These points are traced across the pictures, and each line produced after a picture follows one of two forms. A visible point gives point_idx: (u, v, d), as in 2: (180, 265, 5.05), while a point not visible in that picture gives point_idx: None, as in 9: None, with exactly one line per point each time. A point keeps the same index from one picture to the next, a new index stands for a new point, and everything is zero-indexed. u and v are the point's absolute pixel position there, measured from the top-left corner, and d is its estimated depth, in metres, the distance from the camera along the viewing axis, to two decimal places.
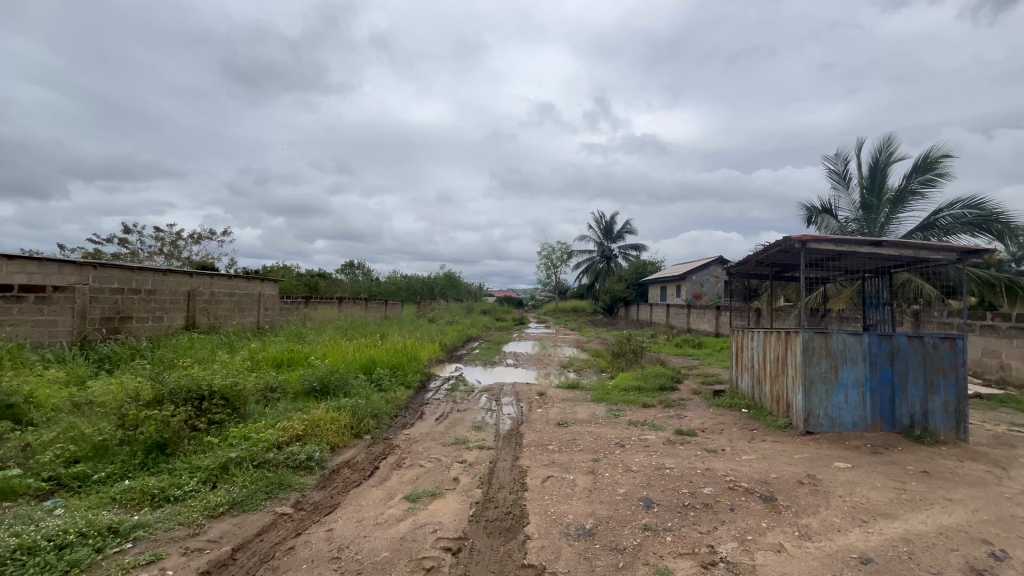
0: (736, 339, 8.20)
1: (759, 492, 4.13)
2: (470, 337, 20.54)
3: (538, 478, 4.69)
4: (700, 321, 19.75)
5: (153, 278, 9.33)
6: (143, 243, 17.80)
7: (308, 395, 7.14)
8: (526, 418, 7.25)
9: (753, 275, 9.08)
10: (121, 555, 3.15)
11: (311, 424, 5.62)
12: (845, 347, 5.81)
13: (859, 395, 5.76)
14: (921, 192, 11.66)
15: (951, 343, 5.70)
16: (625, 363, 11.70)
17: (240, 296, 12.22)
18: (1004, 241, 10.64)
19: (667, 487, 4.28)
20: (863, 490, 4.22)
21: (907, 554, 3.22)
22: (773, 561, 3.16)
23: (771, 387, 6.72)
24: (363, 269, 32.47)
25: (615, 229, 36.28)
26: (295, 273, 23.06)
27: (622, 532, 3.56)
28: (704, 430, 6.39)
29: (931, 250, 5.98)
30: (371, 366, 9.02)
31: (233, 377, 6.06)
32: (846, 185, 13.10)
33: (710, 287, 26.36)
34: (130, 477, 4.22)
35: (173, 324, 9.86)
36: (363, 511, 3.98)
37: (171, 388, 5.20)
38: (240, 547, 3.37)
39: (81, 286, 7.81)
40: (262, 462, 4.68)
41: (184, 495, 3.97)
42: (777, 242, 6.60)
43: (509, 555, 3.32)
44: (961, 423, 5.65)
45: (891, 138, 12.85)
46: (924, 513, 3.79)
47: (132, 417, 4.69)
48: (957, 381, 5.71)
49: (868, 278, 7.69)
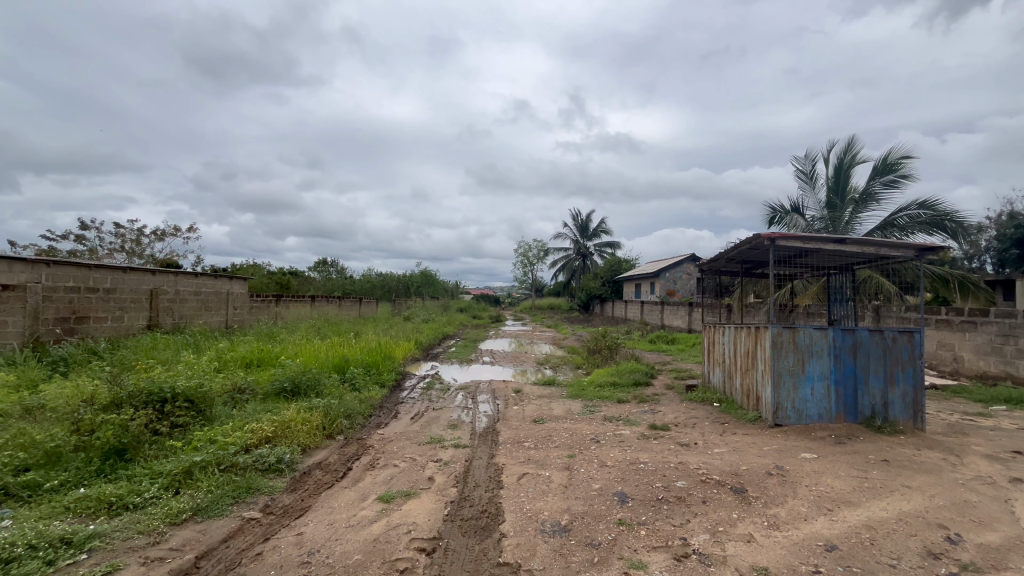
0: (709, 334, 8.33)
1: (730, 484, 4.21)
2: (445, 335, 20.26)
3: (514, 476, 4.67)
4: (673, 317, 20.06)
5: (112, 276, 8.93)
6: (102, 240, 17.05)
7: (278, 396, 6.94)
8: (502, 416, 7.21)
9: (724, 272, 9.25)
10: (75, 568, 3.00)
11: (281, 425, 5.47)
12: (812, 341, 5.97)
13: (824, 388, 5.95)
14: (882, 192, 12.07)
15: (909, 336, 5.94)
16: (600, 359, 11.84)
17: (207, 294, 11.81)
18: (956, 239, 11.20)
19: (641, 481, 4.33)
20: (829, 479, 4.35)
21: (869, 541, 3.33)
22: (744, 552, 3.22)
23: (742, 381, 6.87)
24: (337, 267, 31.88)
25: (591, 226, 36.44)
26: (265, 272, 22.46)
27: (597, 527, 3.57)
28: (677, 425, 6.47)
29: (891, 247, 6.19)
30: (345, 366, 8.81)
31: (197, 378, 5.86)
32: (813, 185, 13.48)
33: (684, 283, 26.92)
34: (86, 485, 4.03)
35: (134, 324, 9.44)
36: (335, 514, 3.89)
37: (130, 391, 4.99)
38: (204, 555, 3.25)
39: (33, 285, 7.40)
40: (229, 465, 4.53)
41: (143, 503, 3.81)
42: (748, 241, 6.75)
43: (485, 554, 3.29)
44: (918, 413, 5.90)
45: (853, 140, 12.53)
46: (885, 501, 3.93)
47: (88, 422, 4.47)
48: (915, 373, 5.94)
49: (834, 274, 7.94)
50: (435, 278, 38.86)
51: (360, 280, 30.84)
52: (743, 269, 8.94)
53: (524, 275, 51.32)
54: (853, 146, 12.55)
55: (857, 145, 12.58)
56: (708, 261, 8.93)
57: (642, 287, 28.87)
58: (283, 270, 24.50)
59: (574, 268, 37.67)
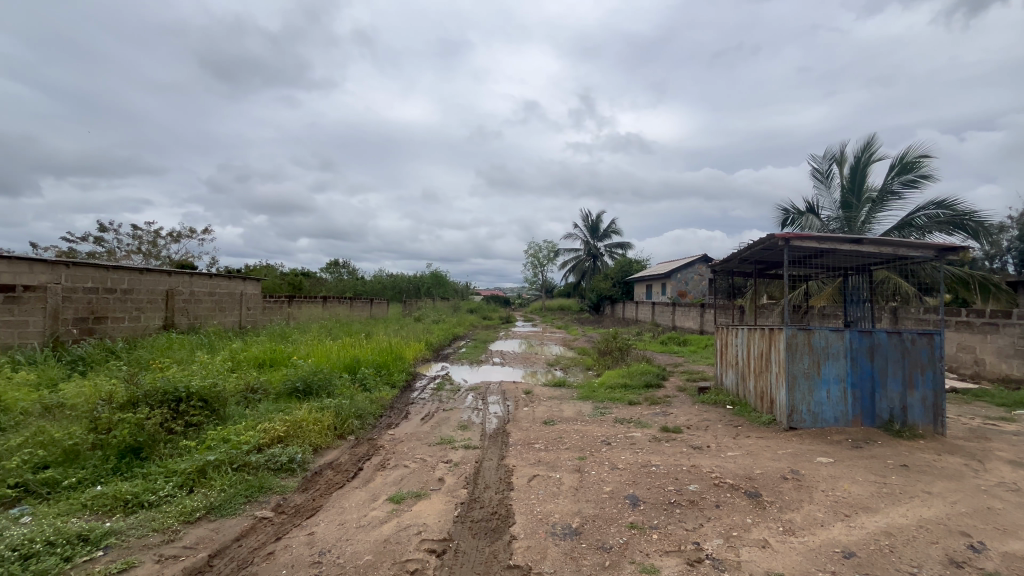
0: (722, 336, 8.23)
1: (744, 488, 4.14)
2: (456, 336, 20.32)
3: (524, 478, 4.65)
4: (685, 318, 19.90)
5: (129, 277, 9.07)
6: (120, 241, 17.36)
7: (290, 396, 7.00)
8: (512, 417, 7.19)
9: (737, 273, 9.14)
10: (91, 564, 3.04)
11: (293, 425, 5.50)
12: (827, 343, 5.87)
13: (841, 391, 5.85)
14: (900, 192, 11.84)
15: (929, 338, 5.81)
16: (611, 361, 11.76)
17: (221, 295, 11.96)
18: (978, 239, 10.94)
19: (653, 485, 4.28)
20: (845, 484, 4.26)
21: (888, 548, 3.25)
22: (758, 558, 3.16)
23: (756, 384, 6.77)
24: (349, 269, 32.14)
25: (602, 227, 36.31)
26: (278, 273, 22.71)
27: (608, 531, 3.54)
28: (689, 427, 6.40)
29: (909, 247, 6.06)
30: (356, 366, 8.86)
31: (211, 378, 5.93)
32: (829, 184, 13.27)
33: (696, 284, 26.71)
34: (102, 483, 4.08)
35: (150, 324, 9.58)
36: (346, 514, 3.90)
37: (146, 390, 5.06)
38: (217, 553, 3.28)
39: (53, 286, 7.54)
40: (241, 465, 4.56)
41: (158, 501, 3.85)
42: (762, 240, 6.65)
43: (495, 556, 3.27)
44: (939, 417, 5.77)
45: (871, 139, 12.32)
46: (904, 507, 3.84)
47: (105, 420, 4.53)
48: (935, 376, 5.81)
49: (850, 275, 7.78)
50: (445, 279, 38.98)
51: (372, 281, 31.09)
52: (757, 270, 8.82)
53: (534, 276, 51.30)
54: (870, 145, 12.34)
55: (875, 144, 12.36)
56: (721, 261, 8.81)
57: (653, 288, 28.67)
58: (296, 271, 24.77)
59: (585, 269, 37.54)
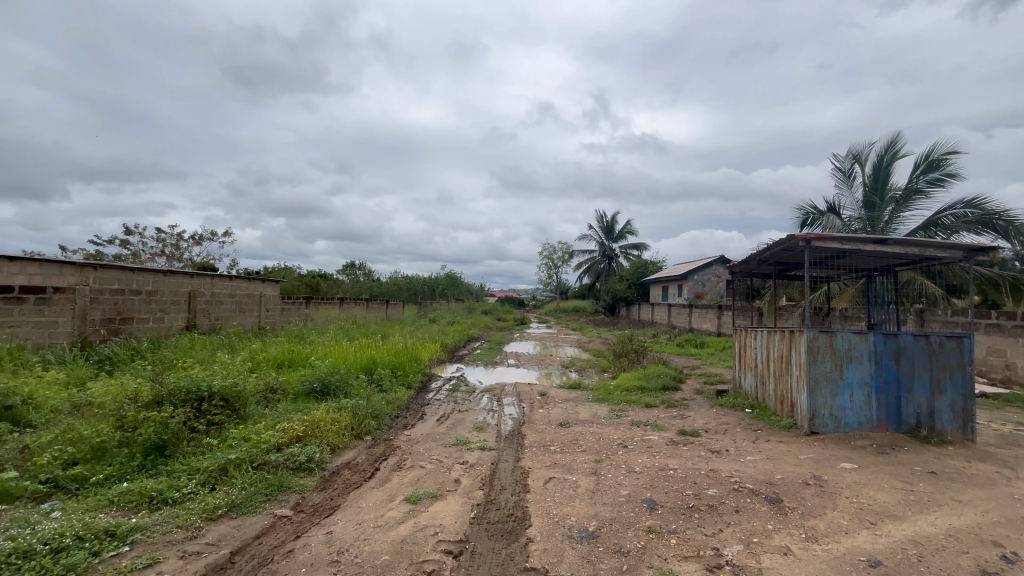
0: (740, 338, 8.11)
1: (764, 493, 4.07)
2: (471, 337, 20.39)
3: (540, 480, 4.64)
4: (702, 321, 19.67)
5: (153, 279, 9.29)
6: (145, 244, 17.78)
7: (308, 396, 7.09)
8: (527, 419, 7.17)
9: (756, 274, 8.99)
10: (118, 559, 3.11)
11: (311, 424, 5.58)
12: (850, 346, 5.74)
13: (865, 395, 5.71)
14: (925, 191, 11.55)
15: (957, 341, 5.65)
16: (627, 363, 11.66)
17: (241, 296, 12.19)
18: (1008, 239, 10.61)
19: (670, 489, 4.23)
20: (870, 491, 4.15)
21: (916, 557, 3.16)
22: (780, 565, 3.10)
23: (776, 387, 6.64)
24: (365, 270, 32.47)
25: (617, 228, 36.11)
26: (296, 274, 23.05)
27: (625, 535, 3.50)
28: (707, 431, 6.31)
29: (936, 247, 5.89)
30: (372, 367, 8.94)
31: (232, 378, 6.04)
32: (851, 184, 13.00)
33: (713, 286, 26.46)
34: (128, 479, 4.18)
35: (173, 325, 9.80)
36: (364, 513, 3.94)
37: (170, 389, 5.18)
38: (239, 550, 3.33)
39: (82, 287, 7.77)
40: (261, 463, 4.64)
41: (182, 498, 3.94)
42: (782, 241, 6.54)
43: (512, 558, 3.27)
44: (968, 423, 5.60)
45: (894, 138, 12.04)
46: (933, 515, 3.73)
47: (131, 419, 4.65)
48: (964, 381, 5.64)
49: (874, 275, 7.59)
50: (460, 281, 39.19)
51: (387, 282, 31.35)
52: (776, 271, 8.67)
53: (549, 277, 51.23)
54: (894, 144, 12.07)
55: (899, 142, 12.07)
56: (739, 263, 8.68)
57: (668, 289, 28.41)
58: (313, 273, 25.11)
59: (599, 270, 37.37)
